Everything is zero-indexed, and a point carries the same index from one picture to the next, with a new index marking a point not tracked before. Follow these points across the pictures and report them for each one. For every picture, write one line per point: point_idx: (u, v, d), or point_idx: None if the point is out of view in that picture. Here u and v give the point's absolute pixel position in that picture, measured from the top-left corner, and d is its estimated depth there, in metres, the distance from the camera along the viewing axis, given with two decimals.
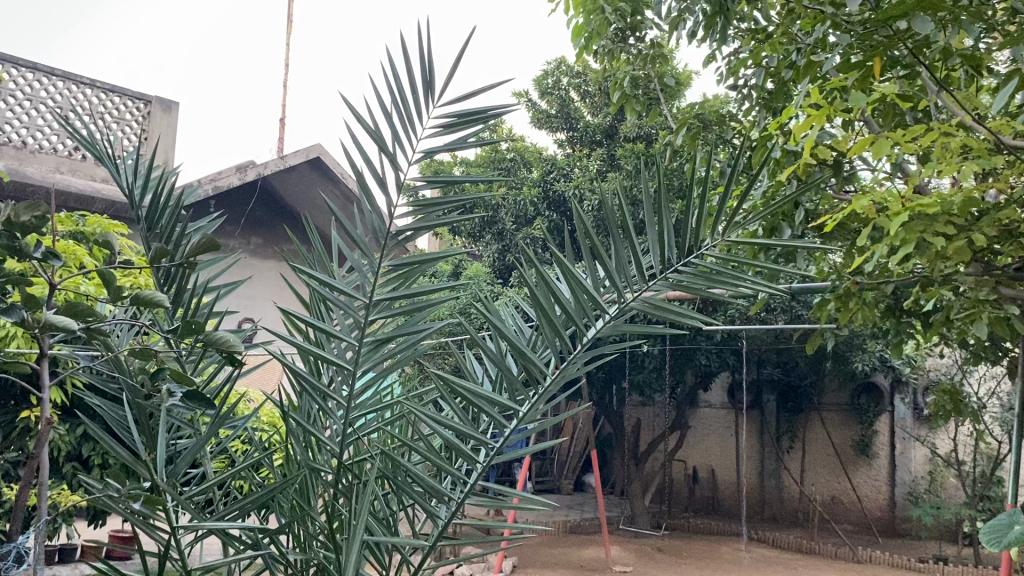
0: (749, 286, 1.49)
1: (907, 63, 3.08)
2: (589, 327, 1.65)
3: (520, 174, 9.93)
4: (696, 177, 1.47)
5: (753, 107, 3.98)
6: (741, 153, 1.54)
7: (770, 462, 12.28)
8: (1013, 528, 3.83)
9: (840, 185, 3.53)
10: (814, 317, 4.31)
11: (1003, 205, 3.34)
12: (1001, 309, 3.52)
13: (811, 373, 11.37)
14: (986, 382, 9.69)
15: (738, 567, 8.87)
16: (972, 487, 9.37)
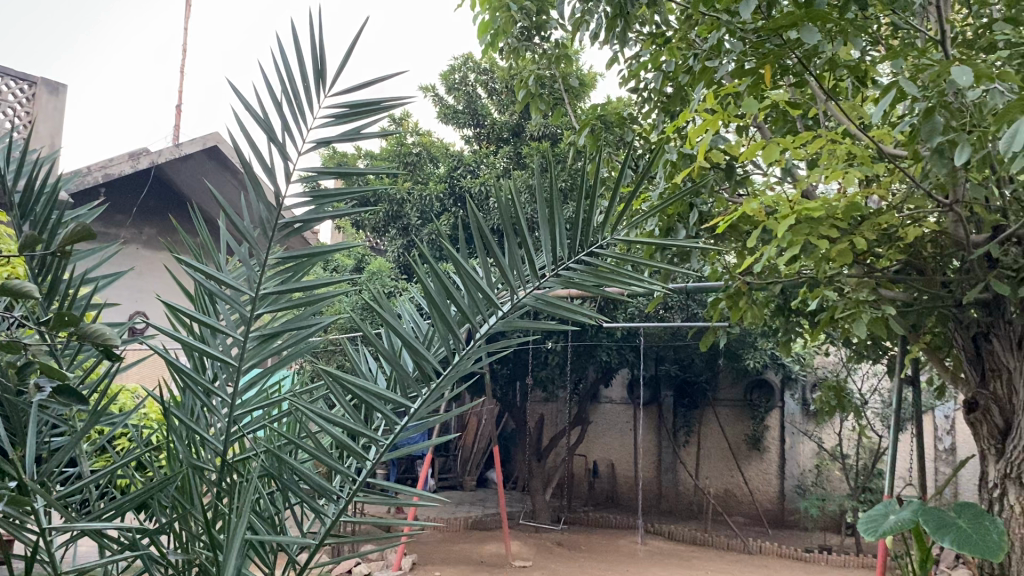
0: (643, 284, 1.50)
1: (797, 73, 3.20)
2: (482, 321, 1.64)
3: (426, 169, 9.87)
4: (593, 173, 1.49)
5: (653, 110, 4.08)
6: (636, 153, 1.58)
7: (666, 456, 12.51)
8: (889, 518, 4.03)
9: (732, 189, 3.65)
10: (708, 315, 4.44)
11: (882, 210, 3.52)
12: (879, 309, 3.70)
13: (707, 369, 11.69)
14: (869, 379, 10.19)
15: (635, 559, 9.06)
16: (856, 479, 9.82)
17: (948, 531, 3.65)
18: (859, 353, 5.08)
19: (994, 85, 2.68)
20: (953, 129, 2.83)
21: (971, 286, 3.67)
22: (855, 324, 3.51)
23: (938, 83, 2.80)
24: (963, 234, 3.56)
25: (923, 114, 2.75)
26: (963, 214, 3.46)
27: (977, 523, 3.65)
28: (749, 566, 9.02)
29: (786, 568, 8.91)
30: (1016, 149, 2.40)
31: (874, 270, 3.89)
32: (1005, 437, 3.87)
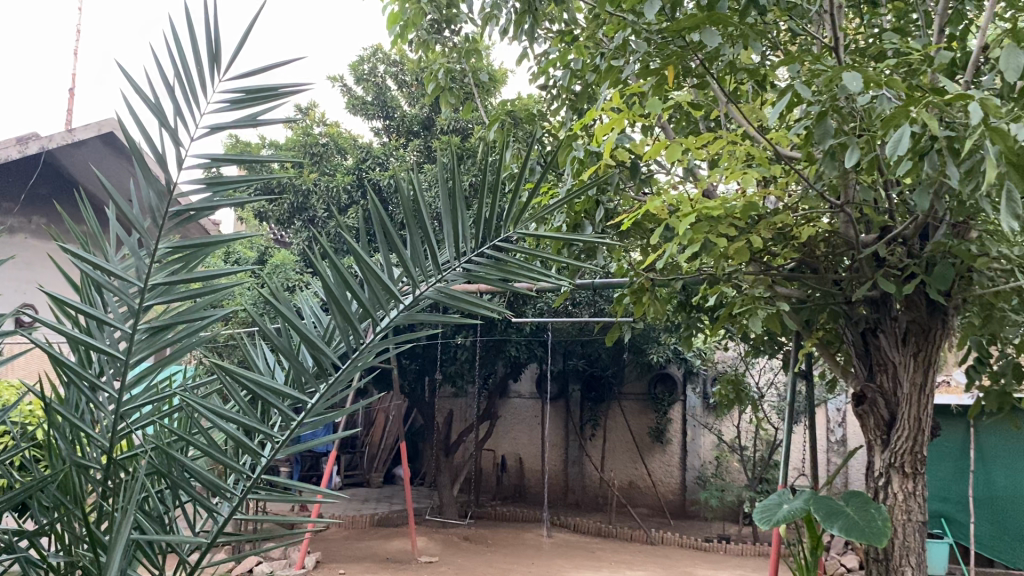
0: (550, 280, 1.50)
1: (698, 75, 3.28)
2: (384, 315, 1.62)
3: (333, 160, 9.70)
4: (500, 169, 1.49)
5: (561, 106, 4.12)
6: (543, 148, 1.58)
7: (573, 449, 12.69)
8: (783, 507, 4.18)
9: (636, 187, 3.72)
10: (614, 311, 4.51)
11: (777, 210, 3.65)
12: (774, 306, 3.83)
13: (613, 364, 11.85)
14: (766, 374, 10.56)
15: (540, 552, 9.15)
16: (753, 470, 10.17)
17: (837, 519, 3.80)
18: (756, 348, 5.27)
19: (882, 91, 2.80)
20: (842, 134, 2.96)
21: (860, 285, 3.86)
22: (751, 320, 3.63)
23: (831, 88, 2.91)
24: (853, 234, 3.72)
25: (817, 117, 2.89)
26: (852, 215, 3.64)
27: (863, 510, 3.81)
28: (651, 556, 9.24)
29: (687, 558, 9.15)
30: (900, 154, 2.53)
31: (770, 267, 4.05)
32: (890, 428, 4.06)
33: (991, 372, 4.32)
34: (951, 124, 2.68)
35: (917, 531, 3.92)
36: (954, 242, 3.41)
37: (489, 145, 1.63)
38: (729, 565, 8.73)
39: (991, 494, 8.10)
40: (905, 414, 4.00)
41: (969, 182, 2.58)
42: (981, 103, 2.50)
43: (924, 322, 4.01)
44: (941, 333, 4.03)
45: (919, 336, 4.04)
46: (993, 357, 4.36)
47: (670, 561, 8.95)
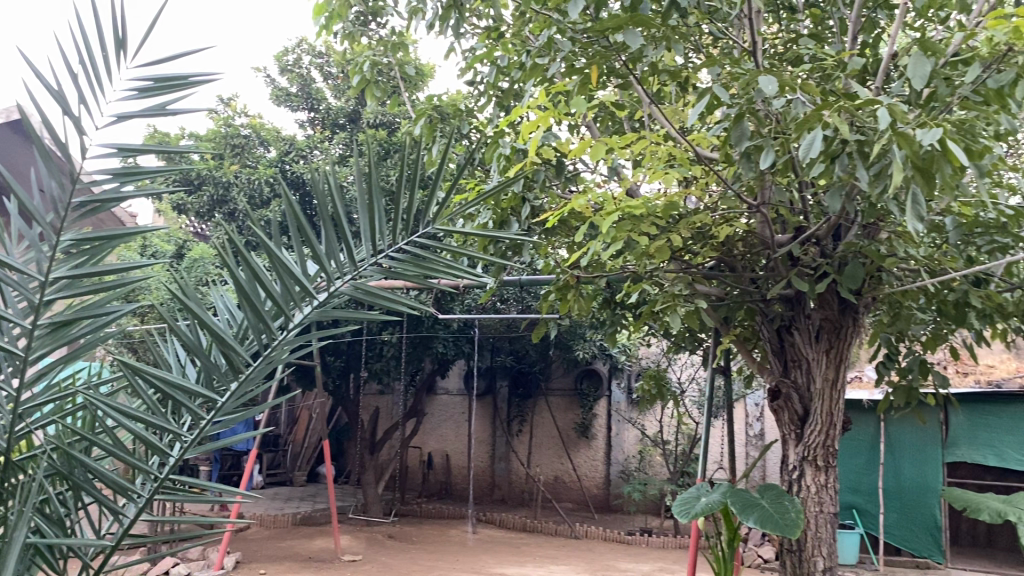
0: (472, 276, 1.50)
1: (621, 75, 3.33)
2: (297, 312, 1.59)
3: (255, 152, 9.48)
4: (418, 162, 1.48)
5: (488, 102, 4.10)
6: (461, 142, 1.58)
7: (500, 445, 12.73)
8: (701, 500, 4.27)
9: (560, 185, 3.74)
10: (540, 307, 4.53)
11: (697, 210, 3.73)
12: (693, 303, 3.91)
13: (540, 360, 11.84)
14: (687, 370, 10.76)
15: (465, 548, 9.15)
16: (675, 463, 10.37)
17: (753, 511, 3.90)
18: (678, 345, 5.37)
19: (796, 95, 2.90)
20: (758, 136, 3.03)
21: (775, 283, 3.97)
22: (671, 317, 3.70)
23: (748, 91, 2.98)
24: (769, 234, 3.83)
25: (734, 119, 2.95)
26: (768, 216, 3.75)
27: (777, 502, 3.92)
28: (575, 550, 9.33)
29: (609, 551, 9.30)
30: (811, 156, 2.61)
31: (690, 266, 4.13)
32: (803, 422, 4.18)
33: (898, 368, 4.48)
34: (861, 128, 2.77)
35: (827, 521, 4.05)
36: (864, 243, 3.54)
37: (408, 140, 1.62)
38: (651, 557, 8.88)
39: (899, 485, 8.40)
40: (818, 408, 4.12)
41: (876, 184, 2.68)
42: (889, 108, 2.60)
43: (835, 319, 4.14)
44: (851, 330, 4.18)
45: (831, 333, 4.18)
46: (900, 354, 4.53)
47: (593, 555, 9.05)
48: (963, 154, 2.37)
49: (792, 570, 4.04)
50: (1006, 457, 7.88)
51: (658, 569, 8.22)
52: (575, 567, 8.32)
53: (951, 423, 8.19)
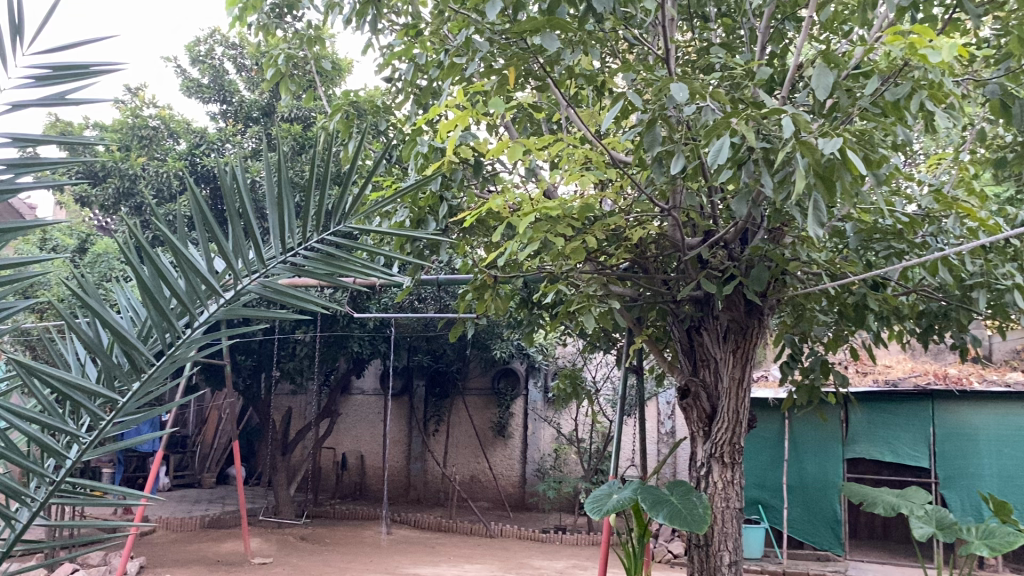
0: (386, 276, 1.48)
1: (539, 76, 3.33)
2: (204, 311, 1.55)
3: (164, 144, 9.18)
4: (331, 160, 1.47)
5: (405, 100, 4.06)
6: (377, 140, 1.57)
7: (416, 445, 12.67)
8: (612, 497, 4.34)
9: (478, 185, 3.74)
10: (458, 308, 4.52)
11: (612, 212, 3.81)
12: (606, 304, 3.97)
13: (457, 359, 11.72)
14: (602, 369, 10.90)
15: (379, 549, 9.07)
16: (589, 461, 10.51)
17: (662, 507, 3.98)
18: (593, 344, 5.45)
19: (706, 102, 2.98)
20: (670, 141, 3.11)
21: (685, 285, 4.08)
22: (586, 318, 3.77)
23: (660, 98, 3.05)
24: (680, 237, 3.92)
25: (646, 125, 3.00)
26: (679, 219, 3.84)
27: (686, 499, 4.01)
28: (490, 549, 9.36)
29: (523, 549, 9.38)
30: (720, 162, 2.68)
31: (604, 268, 4.20)
32: (711, 420, 4.29)
33: (801, 367, 4.63)
34: (767, 137, 2.86)
35: (733, 517, 4.17)
36: (769, 247, 3.66)
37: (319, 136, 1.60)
38: (564, 555, 8.97)
39: (802, 481, 8.66)
40: (725, 407, 4.24)
41: (781, 191, 2.77)
42: (793, 118, 2.70)
43: (741, 321, 4.28)
44: (757, 331, 4.32)
45: (737, 334, 4.32)
46: (803, 354, 4.69)
47: (507, 554, 9.09)
48: (861, 164, 2.51)
49: (700, 565, 4.14)
50: (902, 454, 8.31)
51: (572, 567, 8.31)
52: (489, 566, 8.33)
53: (851, 422, 8.56)
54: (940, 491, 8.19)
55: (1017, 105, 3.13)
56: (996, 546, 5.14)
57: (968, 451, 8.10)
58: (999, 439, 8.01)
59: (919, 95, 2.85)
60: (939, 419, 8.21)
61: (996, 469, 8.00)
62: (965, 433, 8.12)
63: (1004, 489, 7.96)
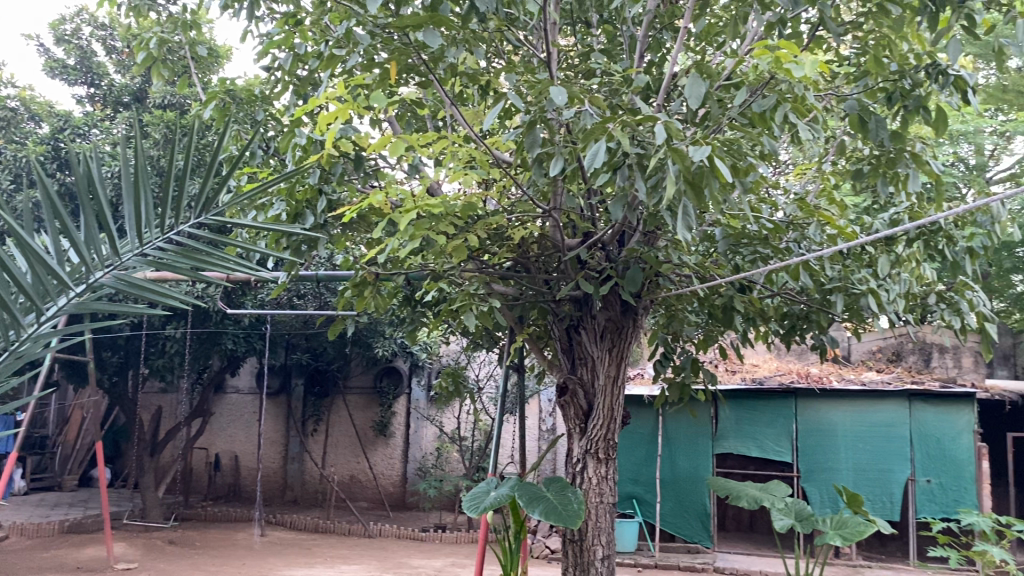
0: (250, 269, 1.47)
1: (421, 72, 3.29)
2: (53, 304, 1.48)
3: (22, 128, 8.63)
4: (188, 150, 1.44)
5: (284, 90, 3.95)
6: (240, 128, 1.56)
7: (294, 445, 12.39)
8: (490, 494, 4.37)
9: (357, 180, 3.67)
10: (336, 305, 4.43)
11: (495, 211, 3.83)
12: (487, 303, 3.98)
13: (337, 357, 11.54)
14: (485, 367, 10.94)
15: (251, 552, 8.81)
16: (471, 459, 10.54)
17: (538, 503, 4.03)
18: (475, 343, 5.46)
19: (585, 107, 3.03)
20: (549, 143, 3.18)
21: (564, 284, 4.15)
22: (466, 317, 3.77)
23: (541, 100, 3.08)
24: (560, 238, 3.98)
25: (527, 126, 3.02)
26: (559, 220, 3.90)
27: (561, 495, 4.08)
28: (368, 549, 9.26)
29: (402, 548, 9.32)
30: (596, 165, 2.75)
31: (486, 267, 4.22)
32: (588, 417, 4.38)
33: (674, 366, 4.79)
34: (641, 142, 2.95)
35: (607, 512, 4.26)
36: (644, 250, 3.77)
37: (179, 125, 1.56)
38: (443, 553, 8.96)
39: (675, 476, 8.94)
40: (601, 404, 4.35)
41: (653, 195, 2.85)
42: (666, 125, 2.79)
43: (618, 321, 4.40)
44: (631, 331, 4.44)
45: (614, 334, 4.43)
46: (676, 352, 4.83)
47: (385, 553, 9.01)
48: (727, 172, 2.64)
49: (574, 560, 4.22)
50: (767, 449, 8.72)
51: (450, 565, 8.33)
52: (367, 566, 8.24)
53: (721, 418, 8.89)
54: (801, 484, 8.63)
55: (873, 121, 3.33)
56: (847, 535, 5.43)
57: (827, 446, 8.56)
58: (855, 435, 8.51)
59: (783, 107, 3.00)
60: (801, 415, 8.66)
61: (852, 463, 8.50)
62: (825, 429, 8.58)
63: (858, 482, 8.45)
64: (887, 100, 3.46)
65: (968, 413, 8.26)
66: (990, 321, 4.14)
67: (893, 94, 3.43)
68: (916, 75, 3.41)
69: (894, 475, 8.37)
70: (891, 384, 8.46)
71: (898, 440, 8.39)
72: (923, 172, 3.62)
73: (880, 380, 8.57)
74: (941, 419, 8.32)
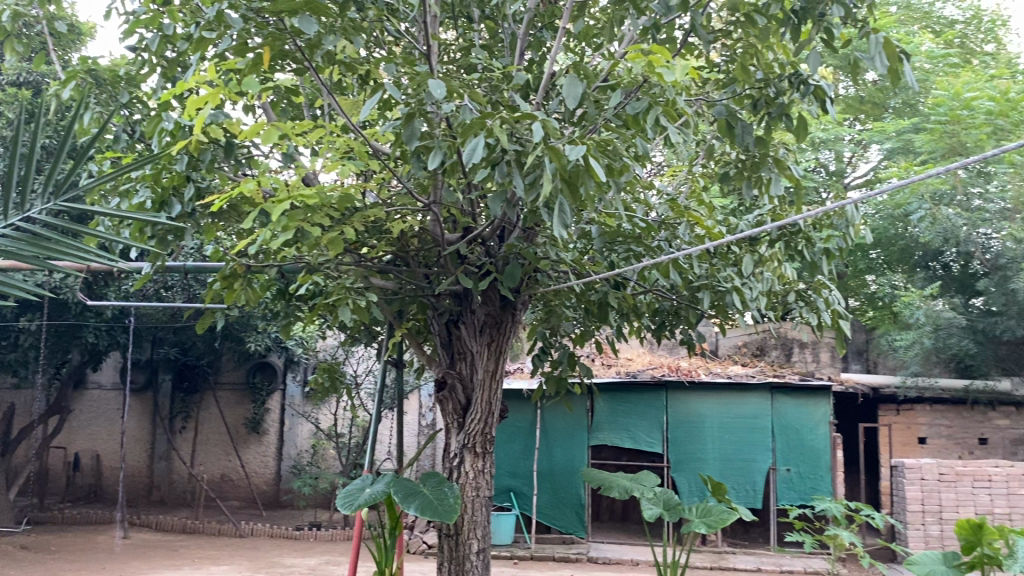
0: (97, 252, 1.66)
1: (296, 59, 3.20)
2: None
3: None
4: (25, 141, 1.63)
5: (151, 72, 3.78)
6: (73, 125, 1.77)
7: (160, 443, 11.87)
8: (364, 492, 4.29)
9: (228, 168, 3.55)
10: (205, 299, 4.27)
11: (372, 204, 3.78)
12: (363, 297, 3.92)
13: (207, 352, 11.15)
14: (363, 362, 10.82)
15: (112, 556, 8.40)
16: (348, 456, 10.40)
17: (414, 499, 4.00)
18: (353, 337, 5.37)
19: (464, 102, 3.03)
20: (428, 137, 3.17)
21: (443, 279, 4.13)
22: (341, 310, 3.71)
23: (419, 92, 3.06)
24: (440, 233, 3.97)
25: (405, 118, 3.00)
26: (438, 214, 3.89)
27: (437, 490, 4.07)
28: (239, 549, 9.00)
29: (274, 547, 9.11)
30: (474, 161, 2.75)
31: (364, 260, 4.16)
32: (465, 412, 4.39)
33: (551, 361, 4.86)
34: (519, 140, 2.98)
35: (482, 505, 4.30)
36: (523, 246, 3.82)
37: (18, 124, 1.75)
38: (317, 552, 8.81)
39: (551, 468, 9.08)
40: (479, 399, 4.37)
41: (530, 192, 2.88)
42: (543, 124, 2.83)
43: (497, 316, 4.44)
44: (510, 325, 4.49)
45: (492, 328, 4.46)
46: (553, 347, 4.90)
47: (257, 553, 8.78)
48: (601, 172, 2.70)
49: (449, 554, 4.23)
50: (639, 440, 8.99)
51: (324, 563, 8.20)
52: (237, 567, 8.01)
53: (596, 411, 9.10)
54: (671, 474, 8.92)
55: (739, 126, 3.47)
56: (712, 523, 5.65)
57: (696, 437, 8.89)
58: (722, 426, 8.87)
59: (654, 110, 3.10)
60: (671, 408, 8.97)
61: (718, 454, 8.86)
62: (694, 421, 8.92)
63: (724, 471, 8.81)
64: (753, 106, 3.61)
65: (824, 405, 8.75)
66: (844, 318, 4.40)
67: (758, 101, 3.59)
68: (779, 84, 3.56)
69: (757, 465, 8.77)
70: (755, 377, 8.87)
71: (761, 431, 8.79)
72: (785, 176, 3.80)
73: (745, 374, 8.98)
74: (801, 410, 8.78)
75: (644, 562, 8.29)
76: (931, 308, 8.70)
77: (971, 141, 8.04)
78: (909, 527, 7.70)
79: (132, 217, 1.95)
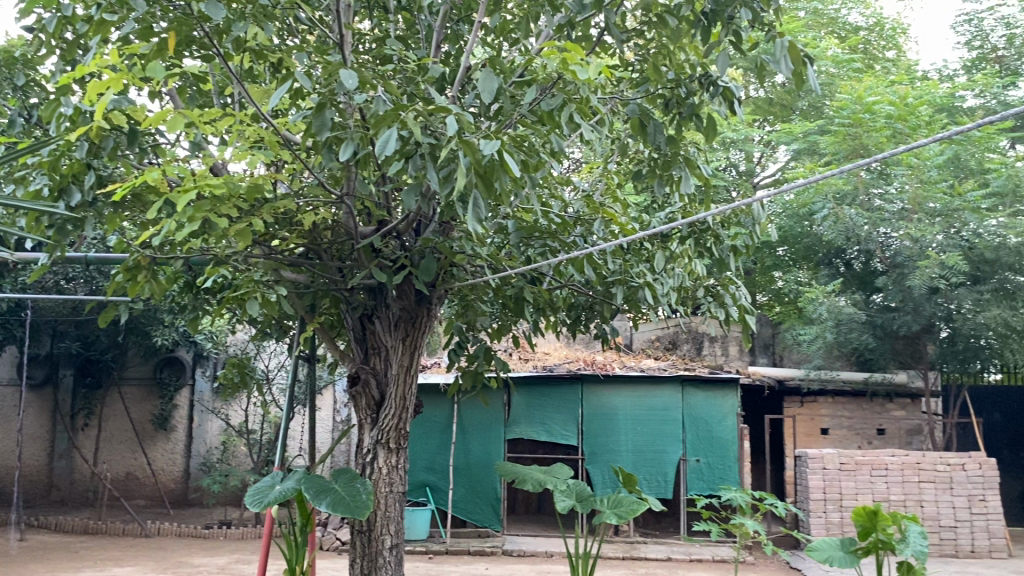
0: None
1: (203, 45, 3.10)
2: None
3: None
4: None
5: (49, 54, 3.62)
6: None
7: (60, 441, 11.38)
8: (274, 488, 4.20)
9: (131, 156, 3.42)
10: (107, 291, 4.12)
11: (283, 195, 3.70)
12: (273, 290, 3.84)
13: (111, 347, 10.75)
14: (276, 357, 10.63)
15: (7, 559, 8.02)
16: (259, 453, 10.21)
17: (325, 496, 3.94)
18: (264, 331, 5.27)
19: (377, 93, 2.99)
20: (340, 127, 3.11)
21: (357, 272, 4.08)
22: (250, 303, 3.62)
23: (331, 82, 3.00)
24: (353, 225, 3.92)
25: (316, 108, 2.93)
26: (352, 207, 3.83)
27: (349, 486, 4.02)
28: (143, 549, 8.72)
29: (181, 547, 8.87)
30: (386, 153, 2.71)
31: (274, 253, 4.08)
32: (379, 407, 4.36)
33: (466, 355, 4.86)
34: (433, 133, 2.96)
35: (396, 501, 4.27)
36: (438, 240, 3.81)
37: None
38: (227, 550, 8.61)
39: (468, 462, 9.09)
40: (393, 394, 4.34)
41: (444, 185, 2.86)
42: (457, 117, 2.81)
43: (411, 311, 4.41)
44: (425, 319, 4.46)
45: (407, 323, 4.43)
46: (469, 341, 4.89)
47: (163, 553, 8.53)
48: (514, 166, 2.70)
49: (361, 551, 4.20)
50: (555, 433, 9.07)
51: (234, 562, 8.02)
52: (142, 567, 7.77)
53: (512, 405, 9.15)
54: (586, 466, 9.04)
55: (651, 124, 3.53)
56: (623, 514, 5.72)
57: (610, 430, 9.02)
58: (635, 419, 9.03)
59: (568, 107, 3.13)
60: (586, 401, 9.08)
61: (632, 446, 9.01)
62: (608, 413, 9.05)
63: (637, 463, 8.97)
64: (665, 105, 3.70)
65: (732, 397, 9.00)
66: (749, 313, 4.53)
67: (670, 101, 3.67)
68: (689, 84, 3.65)
69: (668, 456, 8.97)
70: (667, 371, 9.06)
71: (672, 423, 8.99)
72: (695, 175, 3.90)
73: (658, 367, 9.17)
74: (711, 403, 9.00)
75: (558, 553, 8.38)
76: (834, 304, 8.90)
77: (872, 143, 8.32)
78: (812, 515, 7.98)
79: (26, 206, 2.01)
